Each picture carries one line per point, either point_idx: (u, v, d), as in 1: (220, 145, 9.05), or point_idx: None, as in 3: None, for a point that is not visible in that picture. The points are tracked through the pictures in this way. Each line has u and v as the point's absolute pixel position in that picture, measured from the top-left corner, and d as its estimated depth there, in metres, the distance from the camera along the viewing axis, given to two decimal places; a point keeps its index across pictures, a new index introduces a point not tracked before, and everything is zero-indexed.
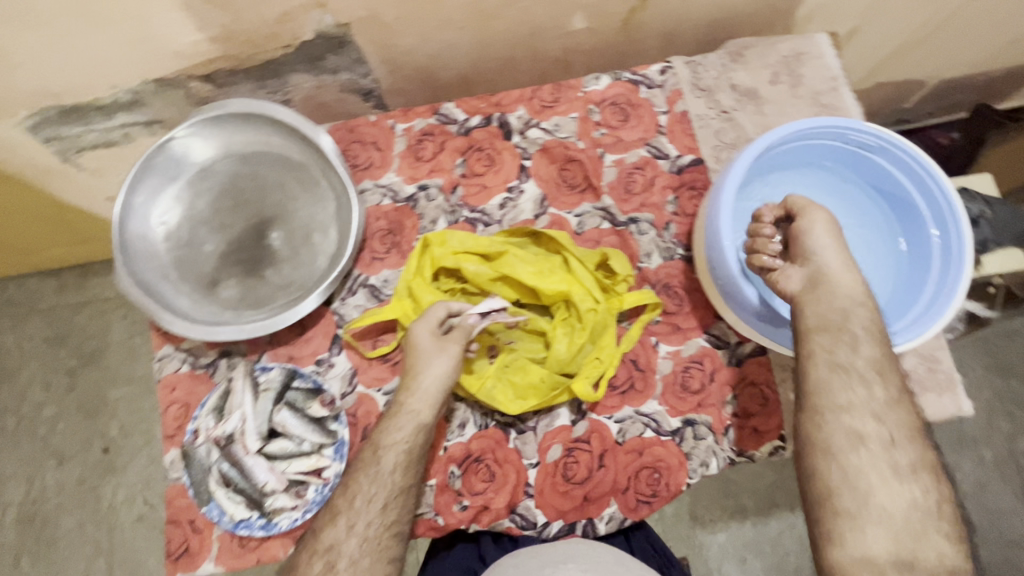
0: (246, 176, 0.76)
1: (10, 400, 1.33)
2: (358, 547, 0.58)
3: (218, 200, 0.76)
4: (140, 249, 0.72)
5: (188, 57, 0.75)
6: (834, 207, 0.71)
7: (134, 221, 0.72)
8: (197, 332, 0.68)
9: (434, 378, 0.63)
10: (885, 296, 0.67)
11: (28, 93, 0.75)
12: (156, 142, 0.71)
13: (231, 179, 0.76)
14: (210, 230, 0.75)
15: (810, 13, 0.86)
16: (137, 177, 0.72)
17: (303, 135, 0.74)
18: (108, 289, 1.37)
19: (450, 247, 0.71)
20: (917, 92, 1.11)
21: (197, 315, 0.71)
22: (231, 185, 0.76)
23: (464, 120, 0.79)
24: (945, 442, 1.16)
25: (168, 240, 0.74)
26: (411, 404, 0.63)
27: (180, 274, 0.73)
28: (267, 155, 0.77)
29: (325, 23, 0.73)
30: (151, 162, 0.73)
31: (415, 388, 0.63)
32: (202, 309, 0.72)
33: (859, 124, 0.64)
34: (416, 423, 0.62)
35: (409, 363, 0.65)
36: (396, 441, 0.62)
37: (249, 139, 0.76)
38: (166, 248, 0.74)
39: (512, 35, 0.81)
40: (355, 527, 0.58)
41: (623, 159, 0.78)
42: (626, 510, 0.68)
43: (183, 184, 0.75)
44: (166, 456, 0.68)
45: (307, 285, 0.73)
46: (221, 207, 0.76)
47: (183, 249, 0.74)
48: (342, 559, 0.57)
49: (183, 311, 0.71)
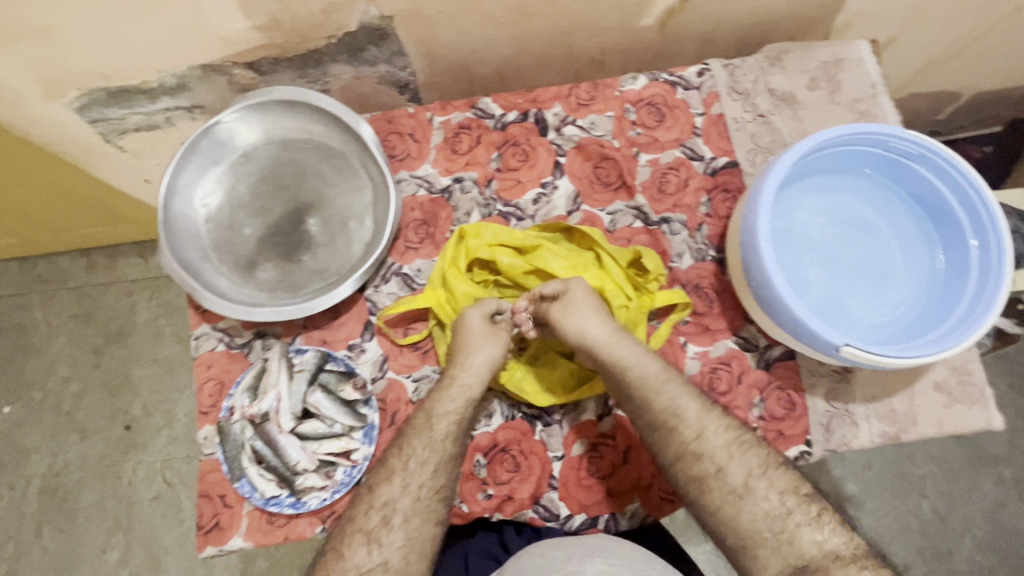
0: (286, 162, 0.78)
1: (38, 374, 1.36)
2: (392, 524, 0.60)
3: (258, 185, 0.78)
4: (182, 229, 0.74)
5: (234, 44, 0.76)
6: (870, 215, 0.70)
7: (178, 201, 0.74)
8: (236, 311, 0.70)
9: (485, 356, 0.66)
10: (919, 307, 0.67)
11: (80, 74, 0.78)
12: (203, 126, 0.73)
13: (271, 165, 0.78)
14: (250, 214, 0.77)
15: (850, 19, 0.86)
16: (183, 159, 0.74)
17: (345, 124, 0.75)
18: (136, 271, 1.41)
19: (485, 239, 0.72)
20: (952, 104, 1.10)
21: (235, 296, 0.73)
22: (272, 170, 0.78)
23: (500, 115, 0.80)
24: (965, 459, 1.15)
25: (209, 222, 0.76)
26: (462, 378, 0.65)
27: (219, 255, 0.75)
28: (308, 143, 0.78)
29: (369, 15, 0.75)
30: (197, 145, 0.75)
31: (465, 366, 0.65)
32: (241, 290, 0.74)
33: (901, 132, 0.64)
34: (466, 397, 0.65)
35: (459, 343, 0.67)
36: (428, 424, 0.63)
37: (290, 126, 0.78)
38: (207, 230, 0.76)
39: (551, 32, 0.82)
40: (410, 485, 0.61)
41: (658, 159, 0.78)
42: (649, 507, 0.69)
43: (225, 168, 0.77)
44: (199, 432, 0.71)
45: (342, 272, 0.74)
46: (261, 191, 0.77)
47: (223, 230, 0.76)
48: (381, 532, 0.60)
49: (222, 291, 0.73)
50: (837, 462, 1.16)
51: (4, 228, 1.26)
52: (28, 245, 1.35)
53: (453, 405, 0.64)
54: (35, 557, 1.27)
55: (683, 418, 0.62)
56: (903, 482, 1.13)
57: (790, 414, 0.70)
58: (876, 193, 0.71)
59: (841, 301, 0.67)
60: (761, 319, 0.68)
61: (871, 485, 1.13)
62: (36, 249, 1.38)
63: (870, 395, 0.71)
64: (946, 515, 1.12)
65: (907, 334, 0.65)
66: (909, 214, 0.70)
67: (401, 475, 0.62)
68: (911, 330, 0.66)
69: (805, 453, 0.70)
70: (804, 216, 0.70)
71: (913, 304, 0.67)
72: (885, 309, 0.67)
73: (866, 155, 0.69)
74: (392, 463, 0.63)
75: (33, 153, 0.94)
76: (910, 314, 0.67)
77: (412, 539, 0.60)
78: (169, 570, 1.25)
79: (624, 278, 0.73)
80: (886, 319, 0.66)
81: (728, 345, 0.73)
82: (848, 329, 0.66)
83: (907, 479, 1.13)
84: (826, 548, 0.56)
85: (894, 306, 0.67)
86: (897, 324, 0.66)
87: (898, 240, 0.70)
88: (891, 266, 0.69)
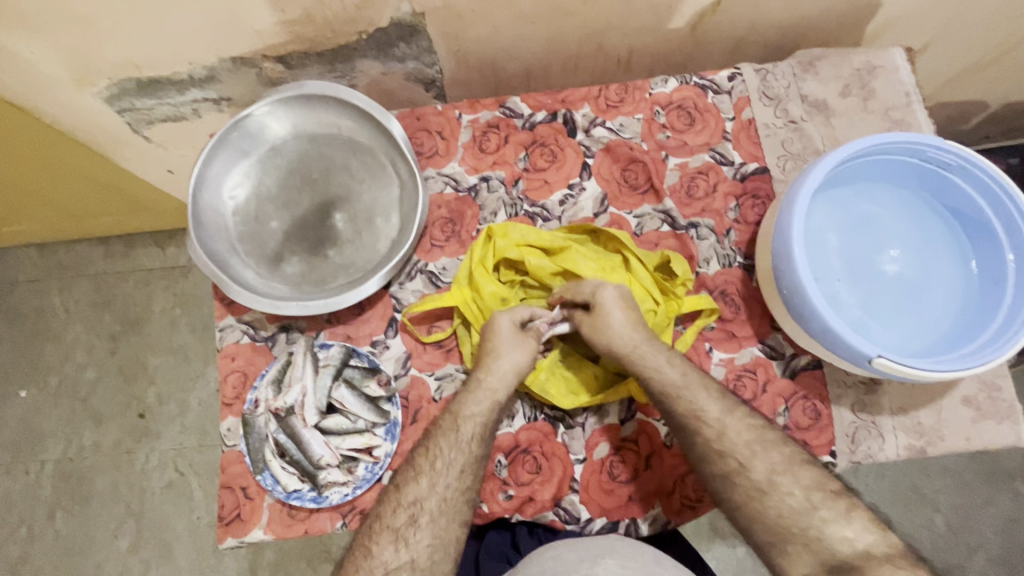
0: (314, 156, 0.78)
1: (55, 359, 1.38)
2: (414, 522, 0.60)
3: (286, 178, 0.78)
4: (210, 221, 0.75)
5: (266, 37, 0.76)
6: (902, 225, 0.69)
7: (207, 192, 0.75)
8: (263, 305, 0.70)
9: (512, 362, 0.66)
10: (953, 319, 0.66)
11: (113, 64, 0.78)
12: (234, 118, 0.73)
13: (299, 159, 0.78)
14: (277, 207, 0.77)
15: (883, 26, 0.85)
16: (213, 151, 0.74)
17: (374, 120, 0.75)
18: (154, 260, 1.42)
19: (512, 239, 0.71)
20: (979, 114, 1.09)
21: (260, 289, 0.73)
22: (299, 164, 0.78)
23: (529, 115, 0.80)
24: (980, 474, 1.14)
25: (237, 215, 0.77)
26: (488, 381, 0.65)
27: (245, 248, 0.76)
28: (336, 138, 0.78)
29: (402, 11, 0.74)
30: (227, 137, 0.75)
31: (493, 369, 0.65)
32: (267, 284, 0.74)
33: (939, 141, 0.63)
34: (492, 399, 0.65)
35: (487, 345, 0.67)
36: (455, 426, 0.64)
37: (319, 120, 0.78)
38: (235, 222, 0.76)
39: (582, 33, 0.81)
40: (436, 486, 0.61)
41: (687, 163, 0.78)
42: (670, 513, 0.68)
43: (254, 161, 0.78)
44: (222, 423, 0.71)
45: (368, 268, 0.74)
46: (288, 185, 0.78)
47: (251, 223, 0.76)
48: (400, 531, 0.60)
49: (248, 284, 0.73)
50: (850, 473, 1.15)
51: (27, 214, 1.27)
52: (49, 232, 1.37)
53: (479, 407, 0.64)
54: (48, 540, 1.28)
55: (710, 425, 0.62)
56: (916, 495, 1.12)
57: (815, 424, 0.70)
58: (909, 203, 0.70)
59: (871, 312, 0.67)
60: (791, 327, 0.67)
61: (884, 498, 1.12)
62: (56, 236, 1.39)
63: (897, 407, 0.70)
64: (959, 530, 1.10)
65: (940, 346, 0.65)
66: (943, 225, 0.69)
67: (426, 475, 0.62)
68: (944, 342, 0.65)
69: (829, 464, 0.69)
70: (835, 225, 0.70)
71: (946, 316, 0.66)
72: (917, 320, 0.66)
73: (900, 164, 0.68)
74: (417, 461, 0.63)
75: (60, 140, 0.95)
76: (943, 327, 0.66)
77: (435, 537, 0.60)
78: (179, 557, 1.25)
79: (651, 280, 0.72)
80: (919, 331, 0.66)
81: (754, 353, 0.72)
82: (879, 340, 0.65)
83: (921, 492, 1.12)
84: (858, 546, 0.53)
85: (927, 318, 0.66)
86: (930, 336, 0.65)
87: (931, 251, 0.69)
88: (923, 278, 0.68)
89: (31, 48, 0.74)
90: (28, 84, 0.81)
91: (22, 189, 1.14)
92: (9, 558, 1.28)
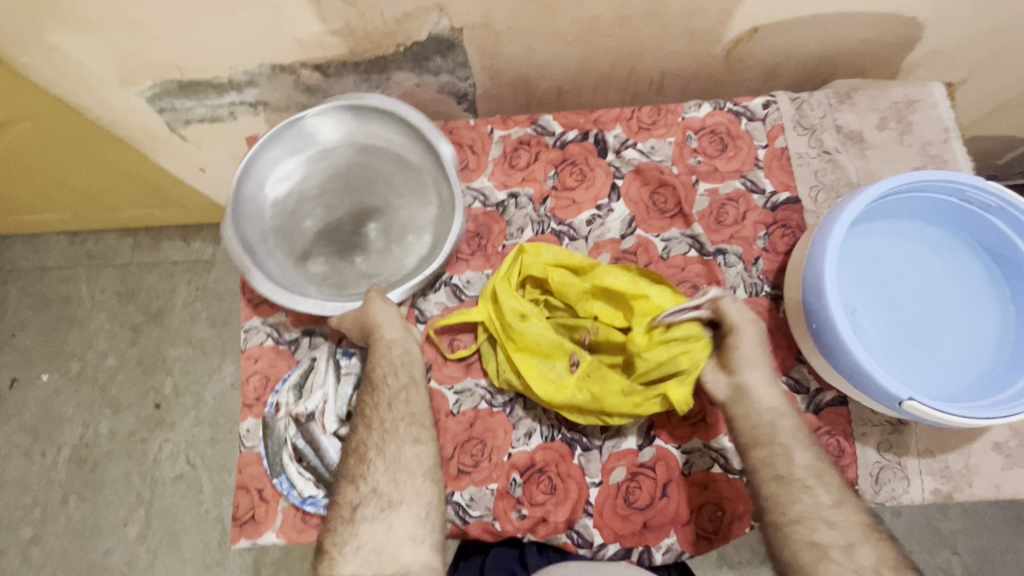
0: (362, 165, 0.79)
1: (78, 345, 1.41)
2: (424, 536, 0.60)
3: (331, 180, 0.79)
4: (250, 208, 0.76)
5: (307, 46, 0.78)
6: (938, 264, 0.68)
7: (251, 182, 0.76)
8: (281, 298, 0.71)
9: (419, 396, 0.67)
10: (986, 363, 0.64)
11: (157, 65, 0.80)
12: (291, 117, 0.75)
13: (347, 164, 0.79)
14: (316, 206, 0.78)
15: (922, 58, 0.83)
16: (266, 144, 0.76)
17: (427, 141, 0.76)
18: (178, 254, 1.44)
19: (536, 257, 0.72)
20: (1015, 150, 1.07)
21: (282, 281, 0.74)
22: (347, 169, 0.79)
23: (560, 134, 0.81)
24: (1002, 519, 1.10)
25: (276, 206, 0.78)
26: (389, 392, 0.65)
27: (278, 239, 0.77)
28: (385, 151, 0.80)
29: (440, 26, 0.75)
30: (281, 134, 0.77)
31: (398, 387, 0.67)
32: (290, 277, 0.75)
33: (980, 182, 0.62)
34: None
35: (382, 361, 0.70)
36: None
37: (372, 131, 0.79)
38: (273, 213, 0.77)
39: (617, 54, 0.81)
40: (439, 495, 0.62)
41: (717, 189, 0.77)
42: (684, 543, 0.67)
43: (302, 159, 0.79)
44: (242, 424, 0.72)
45: (390, 283, 0.75)
46: (332, 187, 0.79)
47: (288, 217, 0.77)
48: None
49: (272, 273, 0.74)
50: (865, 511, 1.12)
51: (61, 203, 1.30)
52: (79, 221, 1.40)
53: None
54: (60, 523, 1.30)
55: None
56: (934, 535, 1.09)
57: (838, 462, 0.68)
58: (943, 243, 0.69)
59: (900, 351, 0.65)
60: (817, 361, 0.66)
61: (900, 538, 1.09)
62: (86, 225, 1.43)
63: (924, 449, 0.68)
64: None
65: (972, 390, 0.63)
66: (980, 267, 0.68)
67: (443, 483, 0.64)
68: (975, 388, 0.63)
69: None
70: (867, 260, 0.68)
71: (979, 360, 0.64)
72: (949, 363, 0.65)
73: (938, 203, 0.67)
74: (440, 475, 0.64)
75: (101, 135, 0.98)
76: (977, 371, 0.64)
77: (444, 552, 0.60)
78: (185, 549, 1.26)
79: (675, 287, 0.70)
80: (950, 374, 0.64)
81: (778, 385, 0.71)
82: (909, 380, 0.64)
83: (939, 534, 1.09)
84: None
85: (958, 361, 0.65)
86: (962, 380, 0.64)
87: (968, 292, 0.67)
88: (956, 319, 0.66)
89: (81, 46, 0.76)
90: (75, 80, 0.83)
91: (58, 178, 1.17)
92: (20, 540, 1.30)
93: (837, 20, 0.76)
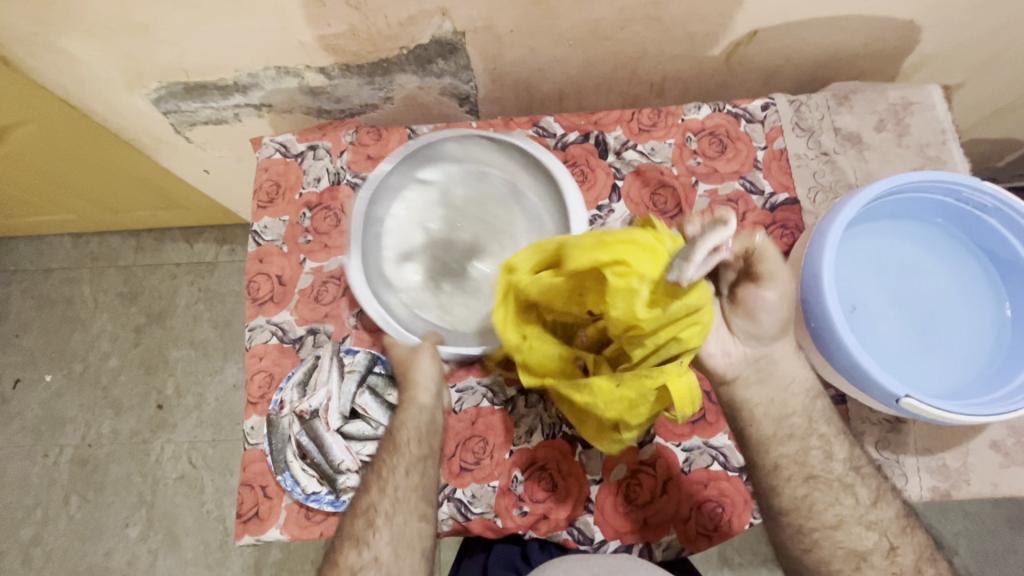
0: (502, 210, 0.78)
1: (81, 346, 1.41)
2: None
3: (468, 204, 0.78)
4: (392, 184, 0.76)
5: (312, 48, 0.78)
6: (935, 264, 0.69)
7: (415, 168, 0.76)
8: (361, 287, 0.70)
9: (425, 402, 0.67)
10: (983, 362, 0.65)
11: (163, 68, 0.81)
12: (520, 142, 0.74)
13: (496, 204, 0.78)
14: (443, 219, 0.78)
15: (919, 61, 0.84)
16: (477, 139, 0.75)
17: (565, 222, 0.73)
18: (181, 255, 1.45)
19: (522, 268, 0.59)
20: (1013, 152, 1.08)
21: (374, 265, 0.74)
22: (486, 204, 0.78)
23: (561, 135, 0.82)
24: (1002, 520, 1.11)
25: (411, 195, 0.78)
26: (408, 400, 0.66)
27: (397, 224, 0.77)
28: (531, 208, 0.77)
29: (443, 30, 0.76)
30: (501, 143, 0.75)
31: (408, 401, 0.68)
32: (383, 268, 0.75)
33: (976, 182, 0.63)
34: None
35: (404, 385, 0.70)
36: None
37: (541, 187, 0.77)
38: (405, 201, 0.77)
39: (617, 57, 0.82)
40: None
41: (717, 190, 0.78)
42: (685, 541, 0.67)
43: (465, 178, 0.79)
44: (246, 422, 0.73)
45: (459, 328, 0.73)
46: (466, 210, 0.78)
47: (413, 213, 0.77)
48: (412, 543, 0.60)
49: (371, 252, 0.74)
50: None
51: (65, 205, 1.31)
52: (82, 223, 1.41)
53: None
54: (62, 523, 1.31)
55: None
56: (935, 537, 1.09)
57: None
58: (941, 244, 0.70)
59: (899, 350, 0.66)
60: (816, 360, 0.67)
61: None
62: (90, 226, 1.44)
63: (921, 448, 0.69)
64: None
65: (969, 389, 0.64)
66: (977, 268, 0.68)
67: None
68: (972, 386, 0.64)
69: None
70: (866, 261, 0.69)
71: (976, 359, 0.65)
72: (947, 362, 0.65)
73: (936, 204, 0.68)
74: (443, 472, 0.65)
75: (107, 136, 0.99)
76: (975, 370, 0.65)
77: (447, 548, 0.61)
78: (186, 550, 1.27)
79: (655, 241, 0.52)
80: (948, 372, 0.65)
81: None
82: (906, 378, 0.65)
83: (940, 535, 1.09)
84: None
85: (956, 359, 0.65)
86: (959, 378, 0.64)
87: (965, 292, 0.68)
88: (954, 318, 0.67)
89: (89, 50, 0.77)
90: (82, 82, 0.84)
91: (62, 180, 1.18)
92: (22, 540, 1.31)
93: (836, 24, 0.77)
